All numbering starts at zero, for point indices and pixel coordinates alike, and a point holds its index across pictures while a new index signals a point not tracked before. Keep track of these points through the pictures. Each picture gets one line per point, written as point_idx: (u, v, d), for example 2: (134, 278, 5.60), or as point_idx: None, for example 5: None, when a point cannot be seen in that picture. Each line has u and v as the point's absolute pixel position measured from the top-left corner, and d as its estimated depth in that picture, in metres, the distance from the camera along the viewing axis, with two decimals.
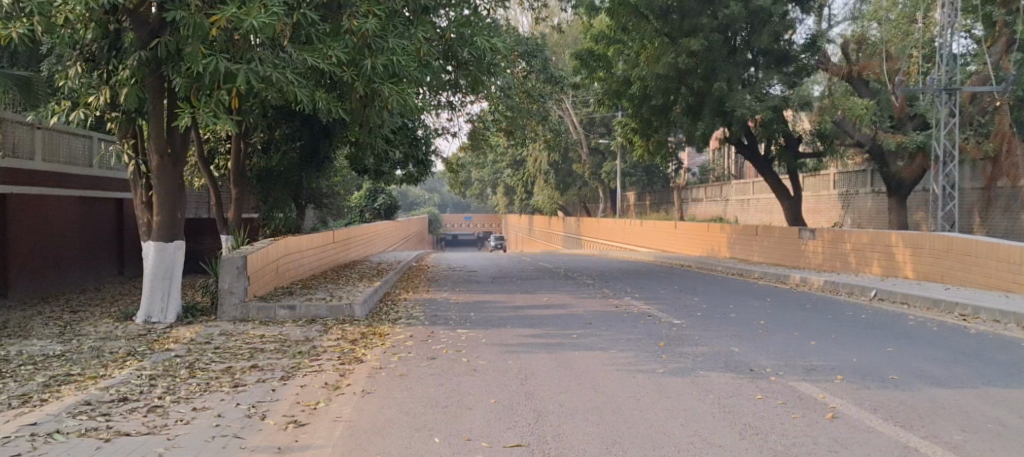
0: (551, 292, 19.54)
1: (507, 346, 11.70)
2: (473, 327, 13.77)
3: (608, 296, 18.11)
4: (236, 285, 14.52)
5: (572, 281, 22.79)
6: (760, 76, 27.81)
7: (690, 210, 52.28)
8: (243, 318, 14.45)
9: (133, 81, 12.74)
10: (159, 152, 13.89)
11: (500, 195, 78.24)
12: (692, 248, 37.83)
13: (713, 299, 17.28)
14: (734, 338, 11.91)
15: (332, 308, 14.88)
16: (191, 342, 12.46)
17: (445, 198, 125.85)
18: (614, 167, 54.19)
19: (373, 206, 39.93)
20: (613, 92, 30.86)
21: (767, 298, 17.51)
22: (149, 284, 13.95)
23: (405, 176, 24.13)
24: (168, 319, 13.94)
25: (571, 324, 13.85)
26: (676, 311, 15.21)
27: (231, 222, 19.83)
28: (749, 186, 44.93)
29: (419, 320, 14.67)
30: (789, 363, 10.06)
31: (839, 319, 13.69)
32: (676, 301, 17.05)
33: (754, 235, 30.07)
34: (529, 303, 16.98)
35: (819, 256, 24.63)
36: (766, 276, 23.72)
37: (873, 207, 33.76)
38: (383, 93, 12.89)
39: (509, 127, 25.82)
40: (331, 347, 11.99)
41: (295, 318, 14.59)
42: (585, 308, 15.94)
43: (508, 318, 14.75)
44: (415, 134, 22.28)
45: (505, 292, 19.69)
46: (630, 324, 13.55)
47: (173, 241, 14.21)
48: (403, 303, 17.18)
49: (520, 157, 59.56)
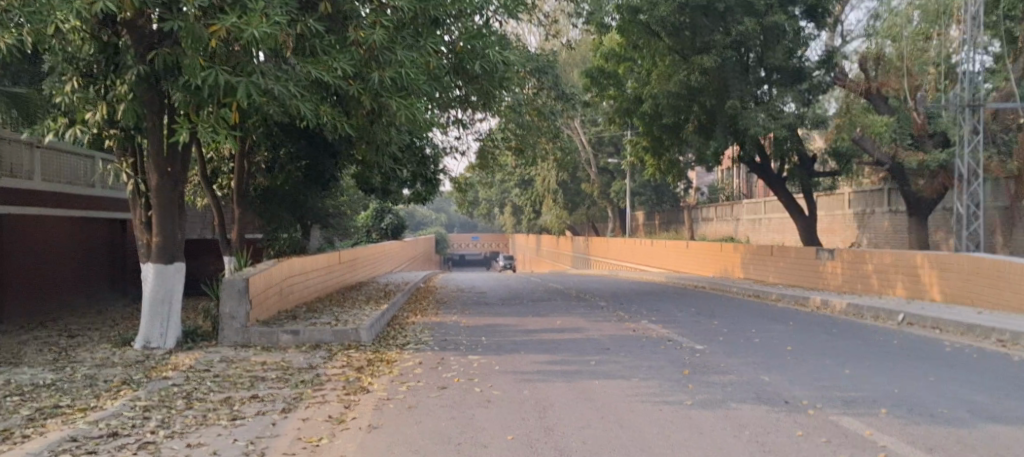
0: (564, 315, 18.93)
1: (523, 374, 11.08)
2: (486, 353, 13.17)
3: (623, 320, 17.49)
4: (237, 310, 13.98)
5: (584, 303, 22.16)
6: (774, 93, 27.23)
7: (700, 229, 51.64)
8: (244, 344, 13.88)
9: (131, 96, 12.06)
10: (159, 170, 13.25)
11: (507, 215, 77.66)
12: (704, 269, 37.19)
13: (732, 323, 16.65)
14: (761, 366, 11.28)
15: (337, 333, 14.29)
16: (189, 369, 11.86)
17: (452, 218, 125.38)
18: (623, 186, 53.61)
19: (379, 226, 39.52)
20: (624, 110, 30.31)
21: (790, 322, 16.85)
22: (149, 309, 13.37)
23: (412, 195, 23.51)
24: (168, 345, 13.37)
25: (588, 349, 13.22)
26: (696, 336, 14.57)
27: (234, 242, 19.28)
28: (761, 206, 44.30)
29: (429, 346, 14.06)
30: (824, 394, 9.44)
31: (869, 345, 13.07)
32: (695, 324, 16.42)
33: (769, 255, 29.45)
34: (542, 327, 16.35)
35: (837, 278, 24.03)
36: (785, 298, 23.06)
37: (889, 226, 33.10)
38: (392, 108, 12.34)
39: (519, 146, 25.29)
40: (336, 376, 11.37)
41: (298, 344, 14.02)
42: (601, 332, 15.31)
43: (521, 343, 14.13)
44: (423, 152, 21.74)
45: (517, 315, 19.08)
46: (650, 350, 12.91)
47: (173, 263, 13.62)
48: (411, 327, 16.59)
49: (528, 176, 58.99)
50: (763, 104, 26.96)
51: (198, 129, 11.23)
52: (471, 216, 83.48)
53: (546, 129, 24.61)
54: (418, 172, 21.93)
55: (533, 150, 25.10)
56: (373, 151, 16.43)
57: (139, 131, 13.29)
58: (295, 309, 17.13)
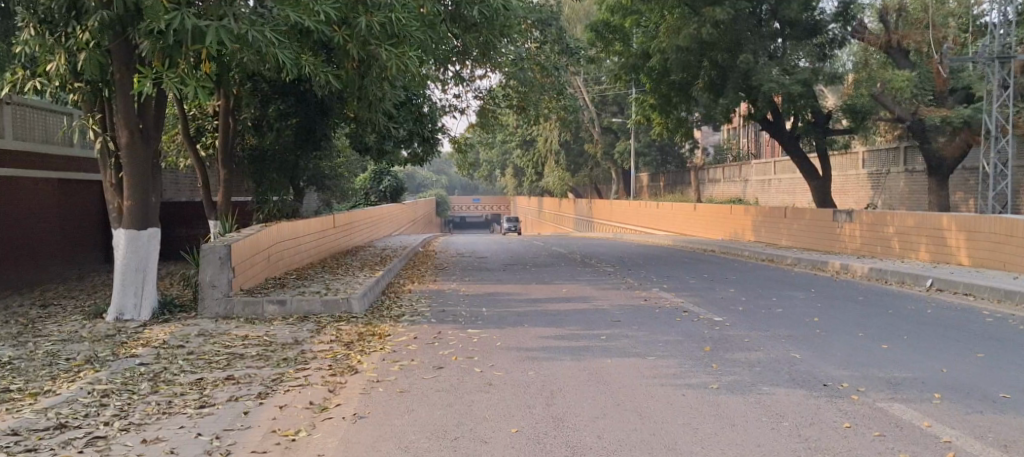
0: (570, 281, 17.94)
1: (528, 351, 10.06)
2: (487, 326, 12.18)
3: (633, 287, 16.48)
4: (219, 278, 12.95)
5: (591, 268, 21.13)
6: (788, 47, 26.24)
7: (707, 190, 50.52)
8: (226, 316, 12.87)
9: (92, 45, 11.08)
10: (127, 126, 12.33)
11: (508, 177, 76.41)
12: (713, 232, 36.13)
13: (749, 290, 15.61)
14: (790, 342, 10.25)
15: (327, 302, 13.29)
16: (162, 344, 10.85)
17: (453, 180, 124.09)
18: (627, 147, 52.40)
19: (378, 189, 38.41)
20: (631, 67, 29.09)
21: (812, 289, 15.81)
22: (119, 279, 12.40)
23: (410, 156, 22.37)
24: (143, 317, 12.43)
25: (597, 322, 12.20)
26: (713, 305, 13.54)
27: (220, 206, 18.21)
28: (769, 166, 43.15)
29: (425, 317, 13.04)
30: (865, 375, 8.42)
31: (902, 316, 12.07)
32: (710, 292, 15.38)
33: (783, 216, 28.40)
34: (547, 296, 15.33)
35: (856, 241, 23.01)
36: (801, 263, 21.99)
37: (905, 187, 31.98)
38: (381, 56, 11.32)
39: (522, 103, 24.16)
40: (323, 352, 10.35)
41: (285, 314, 13.03)
42: (611, 302, 14.28)
43: (525, 315, 13.11)
44: (421, 109, 20.64)
45: (520, 282, 18.05)
46: (665, 322, 11.88)
47: (145, 229, 12.64)
48: (408, 296, 15.59)
49: (529, 136, 57.75)
50: (776, 60, 25.98)
51: (163, 80, 10.34)
52: (471, 178, 82.26)
53: (550, 86, 23.48)
54: (415, 130, 20.83)
55: (536, 108, 24.02)
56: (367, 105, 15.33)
57: (106, 84, 12.34)
58: (286, 277, 16.14)
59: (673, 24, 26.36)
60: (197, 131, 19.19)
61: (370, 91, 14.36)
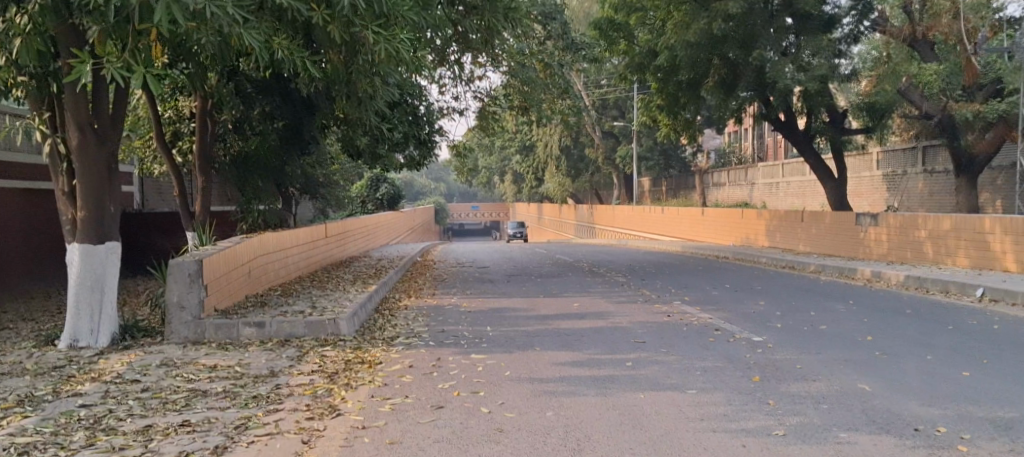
0: (581, 295, 16.41)
1: (543, 383, 8.54)
2: (494, 351, 10.65)
3: (652, 301, 14.93)
4: (188, 297, 11.44)
5: (600, 279, 19.59)
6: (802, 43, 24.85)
7: (712, 195, 48.98)
8: (196, 341, 11.36)
9: (31, 30, 9.50)
10: (79, 124, 10.85)
11: (507, 183, 74.84)
12: (723, 238, 34.58)
13: (780, 303, 14.08)
14: (852, 370, 8.74)
15: (311, 324, 11.75)
16: (116, 379, 9.31)
17: (451, 188, 122.55)
18: (630, 151, 50.85)
19: (374, 197, 36.84)
20: (637, 65, 27.58)
21: (849, 301, 14.28)
22: (74, 301, 10.88)
23: (405, 161, 20.84)
24: (99, 343, 10.90)
25: (620, 343, 10.67)
26: (748, 322, 12.00)
27: (198, 216, 16.70)
28: (778, 168, 41.62)
29: (423, 340, 11.51)
30: (959, 414, 6.98)
31: (969, 334, 10.57)
32: (738, 307, 13.85)
33: (800, 221, 26.90)
34: (557, 312, 13.80)
35: (883, 246, 21.51)
36: (826, 270, 20.49)
37: (925, 188, 30.45)
38: (370, 40, 10.01)
39: (524, 104, 22.66)
40: (301, 387, 8.80)
41: (263, 338, 11.53)
42: (630, 320, 12.74)
43: (535, 336, 11.59)
44: (417, 110, 19.17)
45: (525, 295, 16.53)
46: (696, 344, 10.36)
47: (103, 243, 11.14)
48: (403, 314, 14.05)
49: (529, 141, 56.20)
50: (790, 55, 24.55)
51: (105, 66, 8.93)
52: (469, 185, 80.68)
53: (553, 84, 21.98)
54: (412, 132, 19.30)
55: (540, 109, 22.52)
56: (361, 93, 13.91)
57: (53, 76, 10.78)
58: (268, 294, 14.64)
59: (681, 19, 24.90)
60: (172, 135, 17.74)
61: (357, 80, 12.99)
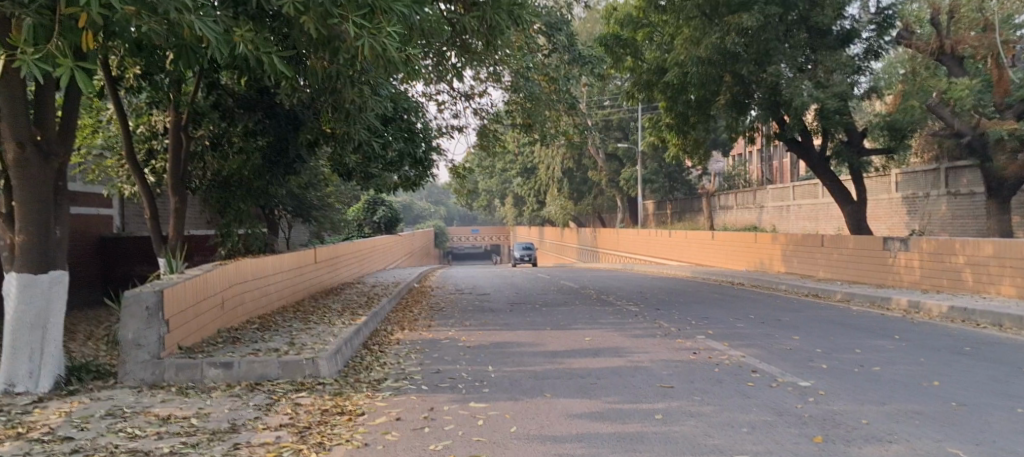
0: (589, 326, 14.90)
1: (557, 445, 7.13)
2: (497, 396, 9.16)
3: (671, 335, 13.45)
4: (146, 333, 9.95)
5: (610, 308, 18.11)
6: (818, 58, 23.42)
7: (719, 218, 47.50)
8: (154, 384, 9.87)
9: None
10: (18, 138, 9.37)
11: (507, 207, 73.31)
12: (735, 262, 33.06)
13: (817, 339, 12.56)
14: (928, 429, 7.29)
15: (287, 365, 10.29)
16: (46, 433, 7.85)
17: (451, 211, 121.17)
18: (634, 174, 49.38)
19: (372, 220, 35.53)
20: (644, 83, 26.15)
21: (893, 336, 12.75)
22: (9, 339, 9.34)
23: (400, 180, 19.38)
24: (39, 389, 9.38)
25: (644, 389, 9.18)
26: (787, 363, 10.52)
27: (172, 241, 15.18)
28: (788, 191, 40.16)
29: (415, 382, 10.01)
30: None
31: None
32: (770, 342, 12.33)
33: (818, 245, 25.46)
34: (567, 348, 12.30)
35: (915, 272, 20.09)
36: (854, 299, 19.07)
37: (947, 211, 28.91)
38: (351, 32, 9.08)
39: (526, 122, 21.24)
40: (264, 448, 7.33)
41: (231, 381, 10.07)
42: (650, 358, 11.25)
43: (544, 378, 10.08)
44: (412, 125, 17.70)
45: (529, 328, 15.02)
46: (734, 391, 8.88)
47: (47, 272, 9.58)
48: (394, 351, 12.54)
49: (530, 162, 54.85)
50: (806, 72, 23.11)
51: (22, 59, 8.01)
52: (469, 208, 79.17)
53: (559, 100, 20.58)
54: (407, 150, 17.77)
55: (544, 127, 21.08)
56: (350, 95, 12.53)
57: None
58: (245, 328, 13.17)
59: (692, 34, 23.55)
60: (146, 153, 16.32)
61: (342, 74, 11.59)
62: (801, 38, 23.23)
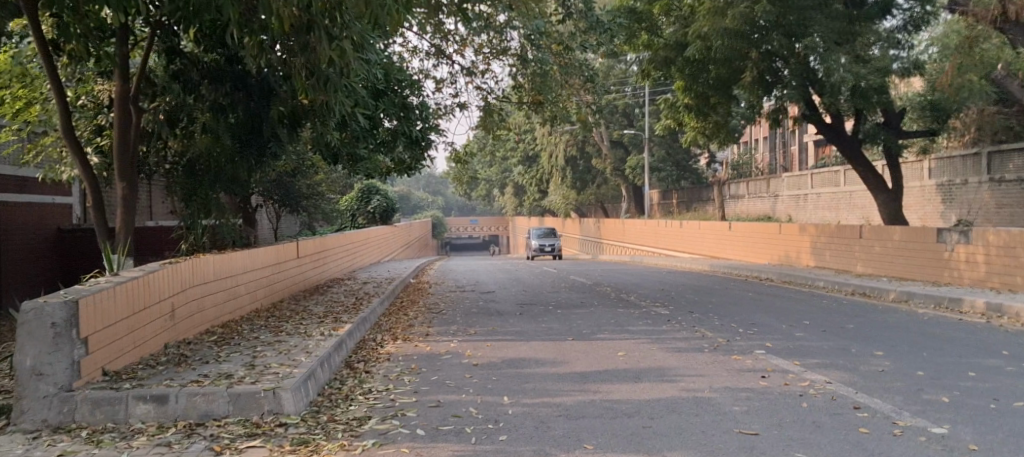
0: (617, 337, 12.44)
1: None
2: (518, 449, 6.84)
3: (720, 350, 11.01)
4: (51, 360, 7.66)
5: (635, 310, 15.68)
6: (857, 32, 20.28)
7: (730, 208, 45.00)
8: (60, 427, 7.58)
9: None
10: None
11: (507, 196, 70.85)
12: (756, 255, 30.61)
13: (908, 360, 10.08)
14: None
15: (239, 398, 7.89)
16: None
17: (449, 201, 118.69)
18: (640, 162, 46.75)
19: (366, 210, 32.89)
20: (660, 62, 23.13)
21: (1001, 353, 10.27)
22: None
23: (394, 163, 16.88)
24: None
25: (719, 442, 6.84)
26: (889, 394, 8.15)
27: (118, 234, 12.56)
28: (806, 178, 37.64)
29: (406, 420, 7.67)
30: None
31: None
32: (851, 363, 9.87)
33: (855, 236, 23.04)
34: (599, 369, 9.87)
35: (978, 269, 17.78)
36: (914, 299, 16.66)
37: (989, 200, 26.13)
38: None
39: (533, 104, 18.61)
40: None
41: (164, 422, 7.72)
42: (709, 385, 8.81)
43: (580, 416, 7.72)
44: (407, 100, 15.17)
45: (546, 337, 12.55)
46: (836, 449, 6.59)
47: None
48: (380, 372, 10.08)
49: (531, 149, 52.34)
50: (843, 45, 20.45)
51: None
52: (467, 198, 76.65)
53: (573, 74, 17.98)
54: (399, 127, 15.20)
55: (554, 105, 18.46)
56: (328, 50, 10.53)
57: None
58: (200, 343, 10.67)
59: (712, 6, 20.32)
60: (92, 131, 13.85)
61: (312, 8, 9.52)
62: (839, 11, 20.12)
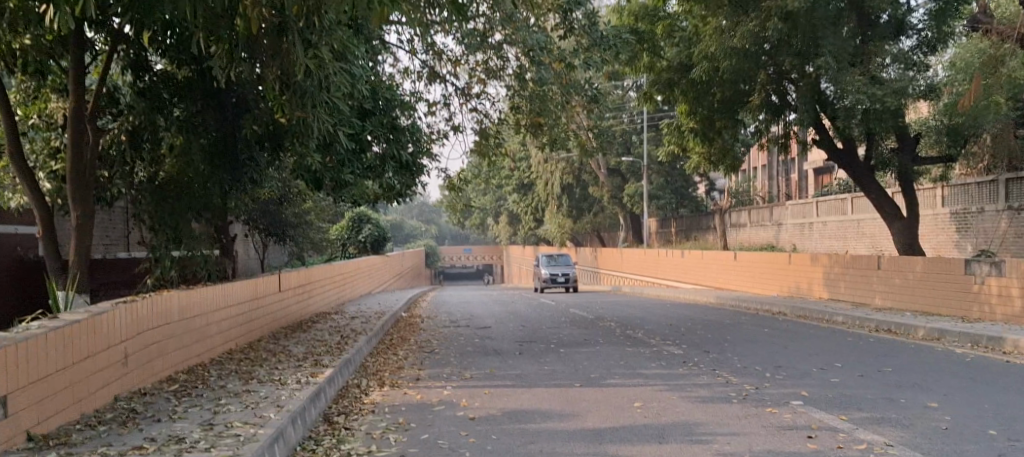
0: (629, 382, 11.10)
1: None
2: None
3: (750, 399, 9.70)
4: None
5: (646, 349, 14.33)
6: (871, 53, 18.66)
7: (732, 237, 43.69)
8: None
9: None
10: None
11: (502, 225, 69.47)
12: (764, 286, 29.26)
13: (970, 414, 8.78)
14: None
15: None
16: None
17: (443, 230, 117.26)
18: (639, 189, 45.50)
19: (356, 239, 31.55)
20: (664, 83, 21.48)
21: None
22: None
23: (382, 190, 15.59)
24: None
25: None
26: None
27: (72, 266, 11.25)
28: (811, 206, 36.37)
29: None
30: None
31: None
32: (906, 418, 8.58)
33: (872, 267, 21.78)
34: (616, 425, 8.57)
35: (1014, 303, 16.51)
36: (946, 337, 15.33)
37: (1008, 229, 24.84)
38: None
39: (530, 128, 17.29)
40: None
41: None
42: (748, 447, 7.56)
43: None
44: (396, 121, 13.93)
45: (550, 383, 11.20)
46: None
47: None
48: (361, 429, 8.73)
49: (527, 176, 51.02)
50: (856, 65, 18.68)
51: None
52: (461, 227, 75.26)
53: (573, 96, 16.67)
54: (388, 151, 13.91)
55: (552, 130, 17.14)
56: (305, 59, 9.34)
57: None
58: (157, 393, 9.29)
59: (716, 26, 19.15)
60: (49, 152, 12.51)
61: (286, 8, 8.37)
62: (853, 29, 18.64)
